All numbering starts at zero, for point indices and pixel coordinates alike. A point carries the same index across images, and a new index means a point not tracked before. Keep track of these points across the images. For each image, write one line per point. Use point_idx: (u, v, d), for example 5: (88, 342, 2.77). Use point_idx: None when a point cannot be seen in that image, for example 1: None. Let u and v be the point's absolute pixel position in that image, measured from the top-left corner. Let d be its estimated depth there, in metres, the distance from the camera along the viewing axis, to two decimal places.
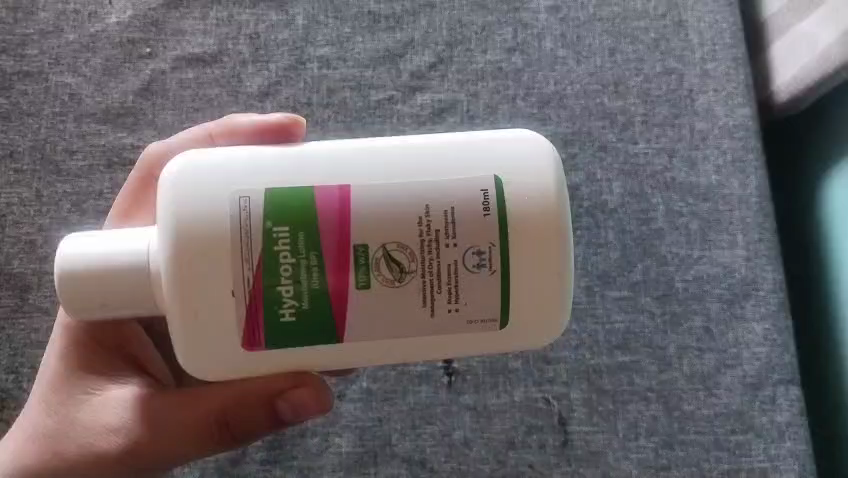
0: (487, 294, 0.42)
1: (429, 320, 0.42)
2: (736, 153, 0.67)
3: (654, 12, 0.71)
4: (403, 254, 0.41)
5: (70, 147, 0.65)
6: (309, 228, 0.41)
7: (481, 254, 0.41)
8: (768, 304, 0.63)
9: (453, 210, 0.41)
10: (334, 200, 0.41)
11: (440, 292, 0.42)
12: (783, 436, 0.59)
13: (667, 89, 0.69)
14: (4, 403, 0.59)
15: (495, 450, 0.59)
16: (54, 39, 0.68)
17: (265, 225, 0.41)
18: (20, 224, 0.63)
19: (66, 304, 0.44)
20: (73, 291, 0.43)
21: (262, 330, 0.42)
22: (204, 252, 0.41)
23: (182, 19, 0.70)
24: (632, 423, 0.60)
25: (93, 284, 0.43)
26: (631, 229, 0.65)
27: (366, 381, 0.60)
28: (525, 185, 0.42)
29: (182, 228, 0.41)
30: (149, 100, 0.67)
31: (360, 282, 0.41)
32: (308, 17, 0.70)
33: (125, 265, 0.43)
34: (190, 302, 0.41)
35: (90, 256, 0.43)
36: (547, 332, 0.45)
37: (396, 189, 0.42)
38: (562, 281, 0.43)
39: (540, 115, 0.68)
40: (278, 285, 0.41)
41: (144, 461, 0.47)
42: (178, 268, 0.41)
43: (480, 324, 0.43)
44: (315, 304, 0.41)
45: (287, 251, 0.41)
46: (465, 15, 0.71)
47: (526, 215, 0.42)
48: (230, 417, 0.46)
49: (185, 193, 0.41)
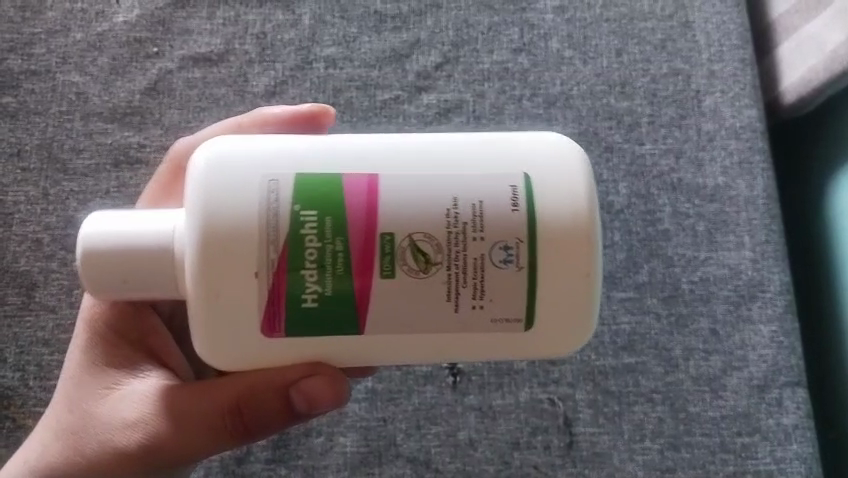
0: (512, 291, 0.42)
1: (452, 315, 0.42)
2: (743, 154, 0.67)
3: (661, 13, 0.71)
4: (429, 245, 0.41)
5: (77, 146, 0.65)
6: (337, 215, 0.41)
7: (508, 249, 0.41)
8: (775, 306, 0.62)
9: (481, 204, 0.41)
10: (363, 189, 0.41)
11: (465, 286, 0.41)
12: (789, 438, 0.59)
13: (674, 90, 0.69)
14: (9, 401, 0.59)
15: (500, 451, 0.59)
16: (61, 38, 0.69)
17: (292, 209, 0.41)
18: (27, 222, 0.63)
19: (85, 281, 0.44)
20: (96, 265, 0.44)
21: (283, 315, 0.41)
22: (228, 231, 0.41)
23: (189, 19, 0.70)
24: (638, 424, 0.60)
25: (115, 263, 0.44)
26: (638, 230, 0.65)
27: (371, 381, 0.60)
28: (555, 184, 0.42)
29: (208, 209, 0.41)
30: (156, 100, 0.67)
31: (384, 270, 0.41)
32: (314, 16, 0.70)
33: (147, 244, 0.43)
34: (210, 281, 0.41)
35: (113, 233, 0.44)
36: (569, 339, 0.44)
37: (425, 183, 0.42)
38: (588, 283, 0.42)
39: (546, 115, 0.68)
40: (302, 271, 0.41)
41: (160, 455, 0.47)
42: (201, 246, 0.41)
43: (503, 324, 0.42)
44: (338, 290, 0.41)
45: (313, 236, 0.41)
46: (471, 16, 0.71)
47: (554, 214, 0.42)
48: (246, 409, 0.45)
49: (214, 173, 0.42)
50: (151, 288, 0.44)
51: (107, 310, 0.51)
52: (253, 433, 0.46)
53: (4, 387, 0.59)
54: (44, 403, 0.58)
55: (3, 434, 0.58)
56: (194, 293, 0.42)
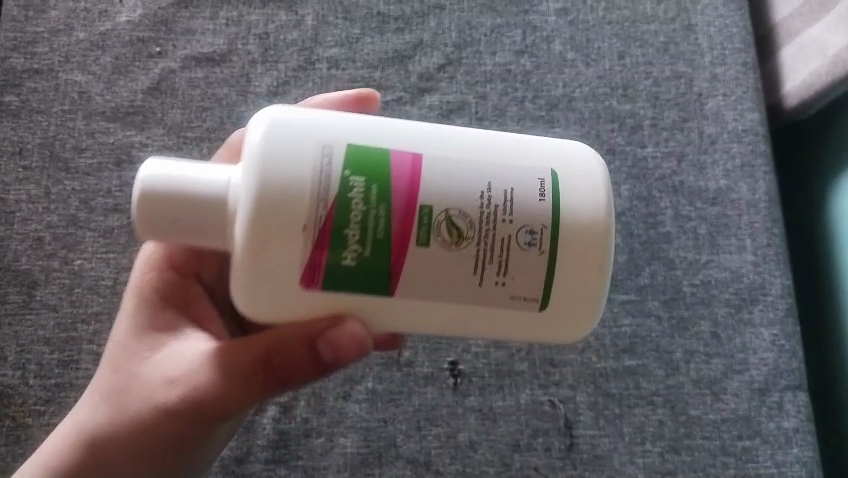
0: (534, 273, 0.42)
1: (476, 290, 0.42)
2: (745, 158, 0.67)
3: (664, 15, 0.71)
4: (462, 220, 0.41)
5: (80, 145, 0.65)
6: (382, 183, 0.41)
7: (533, 233, 0.42)
8: (776, 310, 0.62)
9: (512, 191, 0.42)
10: (408, 163, 0.42)
11: (490, 263, 0.42)
12: (789, 442, 0.59)
13: (676, 92, 0.69)
14: (10, 400, 0.58)
15: (501, 453, 0.59)
16: (65, 37, 0.69)
17: (342, 173, 0.41)
18: (28, 221, 0.63)
19: (134, 220, 0.42)
20: (147, 206, 0.42)
21: (322, 271, 0.41)
22: (283, 186, 0.40)
23: (192, 19, 0.70)
24: (639, 427, 0.59)
25: (168, 206, 0.42)
26: (639, 232, 0.65)
27: (372, 382, 0.60)
28: (580, 184, 0.44)
29: (266, 162, 0.41)
30: (158, 99, 0.67)
31: (420, 238, 0.41)
32: (317, 17, 0.70)
33: (200, 193, 0.43)
34: (260, 232, 0.40)
35: (168, 178, 0.43)
36: (578, 327, 0.45)
37: (459, 169, 0.42)
38: (601, 273, 0.43)
39: (549, 117, 0.68)
40: (345, 230, 0.40)
41: (192, 410, 0.45)
42: (255, 196, 0.40)
43: (522, 303, 0.43)
44: (377, 252, 0.41)
45: (359, 199, 0.40)
46: (474, 17, 0.71)
47: (578, 209, 0.43)
48: (277, 356, 0.43)
49: (275, 131, 0.41)
50: (200, 236, 0.43)
51: (158, 278, 0.51)
52: (289, 383, 0.44)
53: (3, 386, 0.59)
54: (44, 401, 0.58)
55: (2, 432, 0.58)
56: (242, 242, 0.41)
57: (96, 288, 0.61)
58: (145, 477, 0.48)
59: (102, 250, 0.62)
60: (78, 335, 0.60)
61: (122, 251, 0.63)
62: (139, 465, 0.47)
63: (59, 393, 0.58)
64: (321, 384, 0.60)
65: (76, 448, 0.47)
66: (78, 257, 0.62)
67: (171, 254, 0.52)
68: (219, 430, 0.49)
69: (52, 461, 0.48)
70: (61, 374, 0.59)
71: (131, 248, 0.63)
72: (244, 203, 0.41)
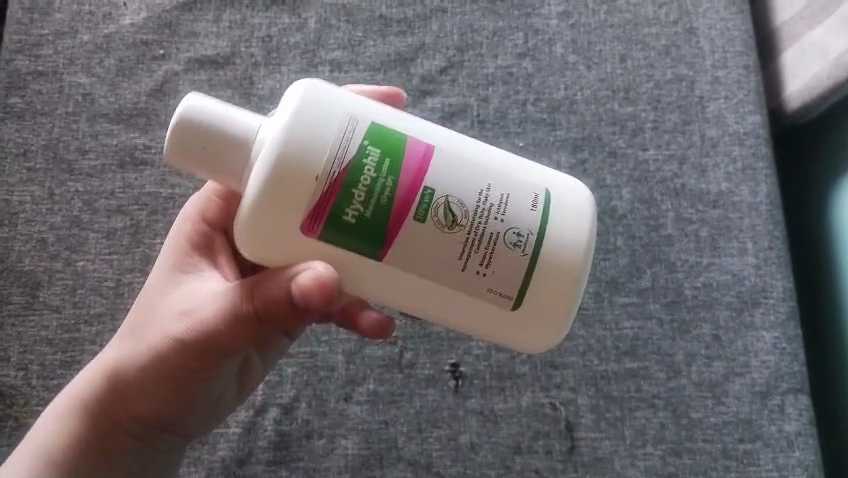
0: (514, 273, 0.43)
1: (458, 273, 0.43)
2: (746, 161, 0.67)
3: (665, 19, 0.72)
4: (459, 209, 0.42)
5: (83, 146, 0.66)
6: (395, 159, 0.42)
7: (520, 235, 0.43)
8: (778, 313, 0.62)
9: (508, 197, 0.43)
10: (422, 148, 0.43)
11: (476, 253, 0.43)
12: (791, 445, 0.59)
13: (678, 95, 0.69)
14: (13, 400, 0.58)
15: (502, 455, 0.59)
16: (69, 39, 0.69)
17: (360, 142, 0.42)
18: (32, 222, 0.63)
19: (170, 139, 0.43)
20: (182, 131, 0.43)
21: (324, 221, 0.42)
22: (307, 142, 0.41)
23: (195, 22, 0.70)
24: (640, 430, 0.59)
25: (204, 136, 0.43)
26: (641, 235, 0.65)
27: (373, 383, 0.60)
28: (571, 206, 0.45)
29: (301, 115, 0.42)
30: (162, 101, 0.68)
31: (419, 212, 0.42)
32: (320, 20, 0.71)
33: (231, 130, 0.43)
34: (277, 177, 0.41)
35: (206, 110, 0.43)
36: (543, 336, 0.46)
37: (462, 166, 0.43)
38: (572, 288, 0.44)
39: (550, 120, 0.68)
40: (352, 190, 0.41)
41: (197, 338, 0.45)
42: (281, 145, 0.41)
43: (494, 297, 0.44)
44: (377, 215, 0.41)
45: (370, 166, 0.41)
46: (476, 21, 0.71)
47: (565, 227, 0.44)
48: (261, 291, 0.43)
49: (313, 92, 0.43)
50: (222, 170, 0.44)
51: (194, 225, 0.51)
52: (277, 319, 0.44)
53: (6, 386, 0.59)
54: (46, 402, 0.58)
55: (6, 432, 0.58)
56: (256, 180, 0.42)
57: (99, 289, 0.62)
58: (158, 409, 0.49)
59: (105, 251, 0.63)
60: (80, 336, 0.60)
61: (125, 252, 0.63)
62: (155, 394, 0.48)
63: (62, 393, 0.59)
64: (323, 385, 0.60)
65: (95, 380, 0.48)
66: (81, 258, 0.62)
67: (205, 206, 0.52)
68: (225, 369, 0.49)
69: (73, 392, 0.49)
70: (63, 375, 0.59)
71: (134, 249, 0.63)
72: (269, 146, 0.42)
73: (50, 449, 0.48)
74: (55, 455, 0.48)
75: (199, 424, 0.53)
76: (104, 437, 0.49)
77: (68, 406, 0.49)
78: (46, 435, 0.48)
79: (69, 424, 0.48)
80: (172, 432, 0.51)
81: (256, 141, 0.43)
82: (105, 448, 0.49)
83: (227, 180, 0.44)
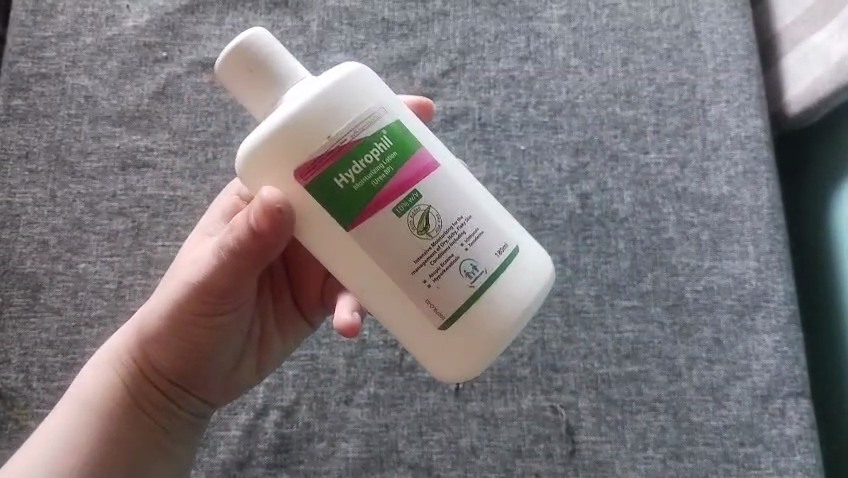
0: (454, 296, 0.43)
1: (408, 272, 0.43)
2: (748, 165, 0.67)
3: (667, 22, 0.72)
4: (434, 222, 0.43)
5: (86, 149, 0.66)
6: (402, 156, 0.43)
7: (476, 268, 0.44)
8: (779, 316, 0.62)
9: (481, 233, 0.44)
10: (430, 162, 0.44)
11: (431, 263, 0.43)
12: (792, 449, 0.59)
13: (679, 99, 0.69)
14: (14, 402, 0.59)
15: (503, 458, 0.59)
16: (72, 42, 0.69)
17: (380, 129, 0.43)
18: (34, 224, 0.63)
19: (231, 51, 0.44)
20: (241, 54, 0.44)
21: (315, 176, 0.42)
22: (336, 111, 0.42)
23: (198, 25, 0.70)
24: (641, 433, 0.59)
25: (254, 64, 0.44)
26: (642, 238, 0.65)
27: (373, 386, 0.60)
28: (529, 271, 0.45)
29: (345, 82, 0.43)
30: (164, 103, 0.68)
31: (398, 209, 0.43)
32: (323, 23, 0.71)
33: (279, 71, 0.44)
34: (297, 128, 0.42)
35: (268, 46, 0.44)
36: (450, 369, 0.45)
37: (450, 189, 0.44)
38: (494, 342, 0.44)
39: (551, 123, 0.68)
40: (351, 164, 0.42)
41: (209, 277, 0.47)
42: (315, 103, 0.42)
43: (426, 307, 0.44)
44: (362, 193, 0.42)
45: (377, 151, 0.42)
46: (478, 24, 0.71)
47: (515, 283, 0.44)
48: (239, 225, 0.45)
49: (361, 73, 0.44)
50: (260, 95, 0.44)
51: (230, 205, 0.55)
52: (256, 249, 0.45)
53: (7, 388, 0.59)
54: (46, 404, 0.58)
55: (6, 434, 0.58)
56: (282, 115, 0.42)
57: (100, 292, 0.62)
58: (181, 364, 0.51)
59: (106, 253, 0.63)
60: (81, 338, 0.60)
61: (127, 254, 0.63)
62: (178, 346, 0.50)
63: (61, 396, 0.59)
64: (323, 388, 0.60)
65: (128, 337, 0.51)
66: (82, 260, 0.63)
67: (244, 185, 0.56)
68: (231, 324, 0.51)
69: (111, 351, 0.52)
70: (63, 378, 0.59)
71: (136, 251, 0.63)
72: (306, 93, 0.42)
73: (91, 407, 0.51)
74: (100, 410, 0.51)
75: (223, 388, 0.55)
76: (139, 393, 0.51)
77: (106, 366, 0.52)
78: (88, 394, 0.51)
79: (108, 382, 0.51)
80: (196, 392, 0.54)
81: (299, 84, 0.44)
82: (140, 404, 0.51)
83: (258, 107, 0.44)
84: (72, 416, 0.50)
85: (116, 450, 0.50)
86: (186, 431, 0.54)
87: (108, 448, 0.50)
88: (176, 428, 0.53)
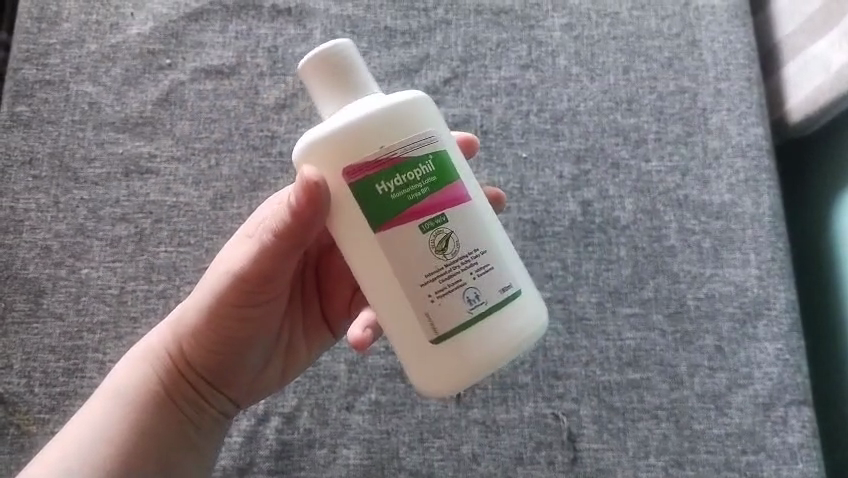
0: (451, 316, 0.43)
1: (417, 282, 0.43)
2: (749, 172, 0.67)
3: (668, 31, 0.72)
4: (451, 244, 0.43)
5: (89, 155, 0.66)
6: (441, 181, 0.44)
7: (479, 297, 0.43)
8: (781, 325, 0.62)
9: (492, 268, 0.44)
10: (465, 194, 0.44)
11: (441, 281, 0.43)
12: (795, 458, 0.59)
13: (681, 107, 0.69)
14: (16, 407, 0.58)
15: (504, 466, 0.59)
16: (76, 49, 0.70)
17: (428, 153, 0.43)
18: (37, 230, 0.63)
19: (321, 52, 0.44)
20: (326, 58, 0.44)
21: (360, 177, 0.42)
22: (395, 129, 0.43)
23: (202, 32, 0.71)
24: (642, 441, 0.59)
25: (335, 71, 0.44)
26: (643, 246, 0.65)
27: (375, 393, 0.60)
28: (527, 314, 0.45)
29: (412, 104, 0.44)
30: (168, 110, 0.68)
31: (424, 226, 0.43)
32: (325, 31, 0.71)
33: (357, 82, 0.44)
34: (359, 134, 0.42)
35: (353, 57, 0.44)
36: (431, 383, 0.44)
37: (472, 219, 0.44)
38: (479, 370, 0.44)
39: (553, 131, 0.68)
40: (395, 175, 0.42)
41: (250, 266, 0.47)
42: (378, 116, 0.42)
43: (423, 318, 0.43)
44: (396, 203, 0.43)
45: (419, 171, 0.43)
46: (480, 32, 0.72)
47: (511, 320, 0.44)
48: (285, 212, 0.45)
49: (425, 104, 0.45)
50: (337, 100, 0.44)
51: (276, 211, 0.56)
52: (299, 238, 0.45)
53: (9, 394, 0.59)
54: (49, 409, 0.58)
55: (7, 439, 0.58)
56: (349, 119, 0.42)
57: (103, 297, 0.62)
58: (213, 359, 0.52)
59: (109, 258, 0.63)
60: (83, 343, 0.60)
61: (129, 259, 0.63)
62: (212, 340, 0.50)
63: (63, 401, 0.59)
64: (324, 395, 0.60)
65: (167, 333, 0.52)
66: (85, 265, 0.63)
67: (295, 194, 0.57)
68: (265, 319, 0.51)
69: (150, 347, 0.53)
70: (65, 383, 0.59)
71: (138, 257, 0.63)
72: (375, 104, 0.43)
73: (125, 402, 0.51)
74: (133, 405, 0.51)
75: (250, 387, 0.55)
76: (174, 389, 0.52)
77: (142, 363, 0.52)
78: (122, 390, 0.51)
79: (144, 377, 0.51)
80: (224, 390, 0.53)
81: (371, 95, 0.44)
82: (173, 400, 0.52)
83: (330, 111, 0.44)
84: (105, 411, 0.50)
85: (147, 445, 0.50)
86: (213, 430, 0.54)
87: (139, 444, 0.49)
88: (203, 426, 0.53)
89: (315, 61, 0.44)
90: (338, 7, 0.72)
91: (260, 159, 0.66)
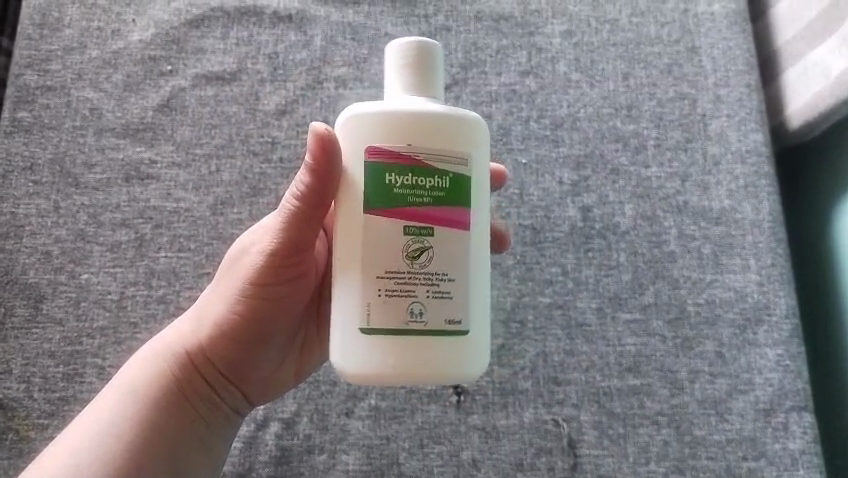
0: (385, 316, 0.42)
1: (378, 273, 0.43)
2: (748, 178, 0.67)
3: (668, 38, 0.72)
4: (426, 258, 0.43)
5: (89, 161, 0.66)
6: (450, 200, 0.43)
7: (420, 315, 0.43)
8: (781, 330, 0.62)
9: (450, 297, 0.43)
10: (466, 222, 0.44)
11: (399, 282, 0.43)
12: (796, 464, 0.58)
13: (680, 113, 0.70)
14: (15, 412, 0.58)
15: (504, 471, 0.58)
16: (77, 55, 0.70)
17: (449, 170, 0.43)
18: (37, 235, 0.64)
19: (410, 44, 0.44)
20: (410, 50, 0.44)
21: (378, 159, 0.43)
22: (429, 136, 0.43)
23: (203, 39, 0.71)
24: (643, 447, 0.59)
25: (410, 64, 0.44)
26: (643, 251, 0.65)
27: (374, 398, 0.60)
28: (460, 355, 0.43)
29: (461, 121, 0.44)
30: (168, 116, 0.68)
31: (410, 231, 0.43)
32: (326, 37, 0.71)
33: (428, 84, 0.44)
34: (397, 125, 0.43)
35: (434, 58, 0.45)
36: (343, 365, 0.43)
37: (459, 244, 0.44)
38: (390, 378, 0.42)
39: (552, 137, 0.68)
40: (410, 175, 0.43)
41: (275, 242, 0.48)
42: (423, 119, 0.43)
43: (364, 304, 0.43)
44: (399, 198, 0.43)
45: (432, 181, 0.43)
46: (481, 38, 0.72)
47: (441, 349, 0.43)
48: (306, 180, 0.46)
49: (476, 131, 0.44)
50: (400, 87, 0.44)
51: None
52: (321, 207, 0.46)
53: (8, 399, 0.59)
54: (47, 415, 0.58)
55: (5, 445, 0.58)
56: (399, 108, 0.43)
57: (102, 302, 0.62)
58: (231, 355, 0.51)
59: (108, 264, 0.63)
60: (82, 349, 0.60)
61: (129, 265, 0.63)
62: (232, 334, 0.50)
63: (62, 406, 0.59)
64: (324, 400, 0.59)
65: (185, 330, 0.52)
66: (84, 271, 0.63)
67: None
68: (282, 312, 0.51)
69: (161, 345, 0.52)
70: (65, 388, 0.59)
71: (138, 263, 0.63)
72: (429, 106, 0.43)
73: (133, 401, 0.50)
74: (141, 402, 0.50)
75: (264, 385, 0.55)
76: (186, 385, 0.51)
77: (150, 362, 0.51)
78: (132, 388, 0.50)
79: (155, 375, 0.51)
80: (238, 386, 0.53)
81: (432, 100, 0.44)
82: (184, 398, 0.51)
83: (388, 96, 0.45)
84: (113, 409, 0.49)
85: (157, 443, 0.49)
86: (222, 427, 0.53)
87: (146, 439, 0.48)
88: (211, 424, 0.52)
89: (410, 48, 0.44)
90: (338, 13, 0.72)
91: (261, 165, 0.67)
